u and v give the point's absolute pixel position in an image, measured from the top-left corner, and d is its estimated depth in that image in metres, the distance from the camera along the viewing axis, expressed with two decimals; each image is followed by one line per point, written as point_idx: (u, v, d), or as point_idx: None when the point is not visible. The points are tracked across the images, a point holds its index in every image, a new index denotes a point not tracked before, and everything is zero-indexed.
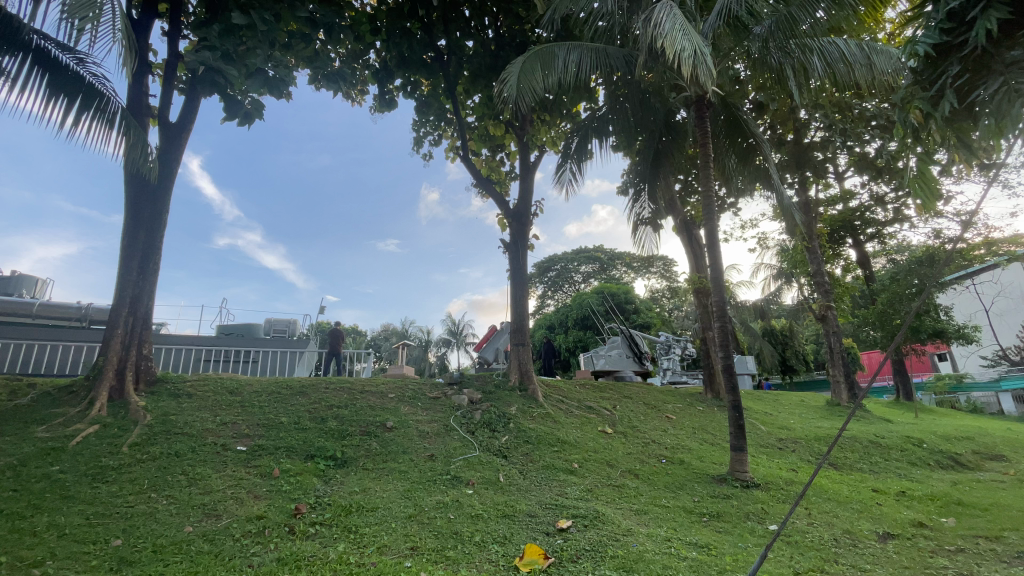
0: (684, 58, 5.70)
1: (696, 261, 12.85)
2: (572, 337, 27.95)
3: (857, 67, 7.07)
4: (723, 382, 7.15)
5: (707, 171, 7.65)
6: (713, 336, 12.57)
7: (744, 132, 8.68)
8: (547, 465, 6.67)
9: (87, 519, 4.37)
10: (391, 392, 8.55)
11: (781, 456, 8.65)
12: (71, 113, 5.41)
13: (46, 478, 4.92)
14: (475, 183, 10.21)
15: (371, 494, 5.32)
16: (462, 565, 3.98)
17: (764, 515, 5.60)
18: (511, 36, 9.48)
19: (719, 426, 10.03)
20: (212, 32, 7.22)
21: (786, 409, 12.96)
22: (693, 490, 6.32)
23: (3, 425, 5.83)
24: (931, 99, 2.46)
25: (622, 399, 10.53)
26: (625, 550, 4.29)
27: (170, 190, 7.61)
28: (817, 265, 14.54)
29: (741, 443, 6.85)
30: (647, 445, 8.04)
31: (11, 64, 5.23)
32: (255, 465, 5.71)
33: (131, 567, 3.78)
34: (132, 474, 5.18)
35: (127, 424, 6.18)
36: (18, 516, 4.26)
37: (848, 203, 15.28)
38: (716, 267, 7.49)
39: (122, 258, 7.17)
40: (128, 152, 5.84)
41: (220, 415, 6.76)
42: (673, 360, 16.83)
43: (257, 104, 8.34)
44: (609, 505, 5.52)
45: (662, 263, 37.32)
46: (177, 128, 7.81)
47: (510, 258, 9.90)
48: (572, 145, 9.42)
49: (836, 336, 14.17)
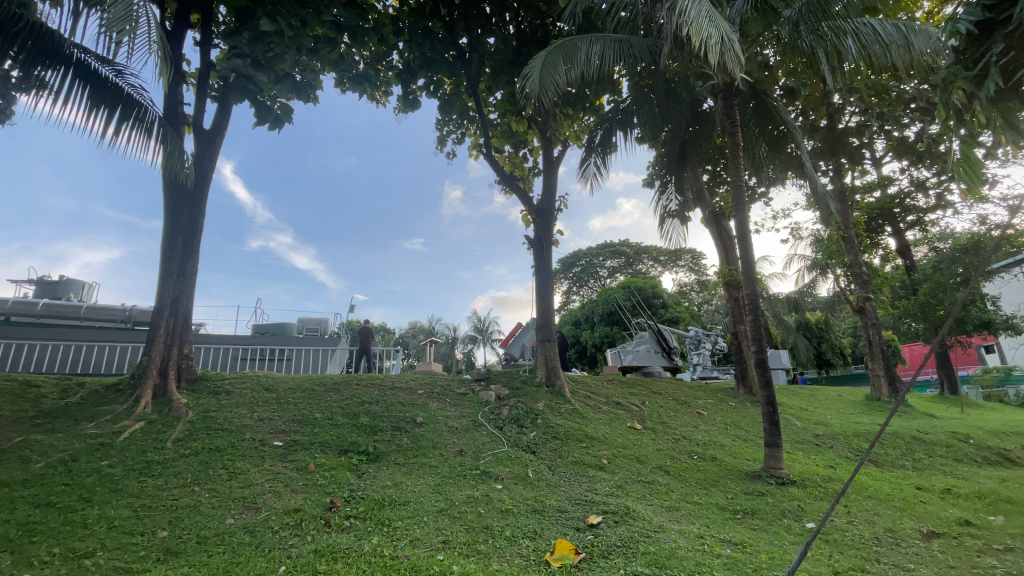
0: (711, 45, 5.56)
1: (726, 254, 12.56)
2: (598, 334, 27.70)
3: (894, 48, 6.76)
4: (756, 376, 6.98)
5: (736, 161, 7.44)
6: (745, 329, 12.28)
7: (775, 119, 8.41)
8: (577, 461, 6.65)
9: (135, 512, 4.58)
10: (420, 388, 8.68)
11: (818, 452, 8.40)
12: (112, 123, 5.66)
13: (96, 472, 5.18)
14: (499, 180, 10.21)
15: (403, 489, 5.40)
16: (493, 559, 4.02)
17: (801, 512, 5.44)
18: (532, 31, 9.44)
19: (752, 422, 9.81)
20: (242, 39, 7.46)
21: (823, 404, 12.56)
22: (725, 487, 6.19)
23: (57, 423, 6.17)
24: (974, 79, 2.33)
25: (651, 395, 10.41)
26: (657, 547, 4.24)
27: (206, 194, 7.86)
28: (853, 255, 14.01)
29: (775, 440, 6.69)
30: (677, 441, 7.93)
31: (54, 78, 5.53)
32: (291, 460, 5.89)
33: (177, 558, 3.95)
34: (175, 468, 5.41)
35: (171, 420, 6.46)
36: (71, 509, 4.50)
37: (886, 190, 14.62)
38: (747, 259, 7.31)
39: (162, 261, 7.48)
40: (166, 159, 6.07)
41: (257, 411, 6.99)
42: (703, 354, 16.55)
43: (286, 108, 8.54)
44: (641, 502, 5.46)
45: (690, 255, 36.77)
46: (211, 135, 8.06)
47: (535, 254, 9.88)
48: (596, 138, 9.34)
49: (875, 329, 13.60)
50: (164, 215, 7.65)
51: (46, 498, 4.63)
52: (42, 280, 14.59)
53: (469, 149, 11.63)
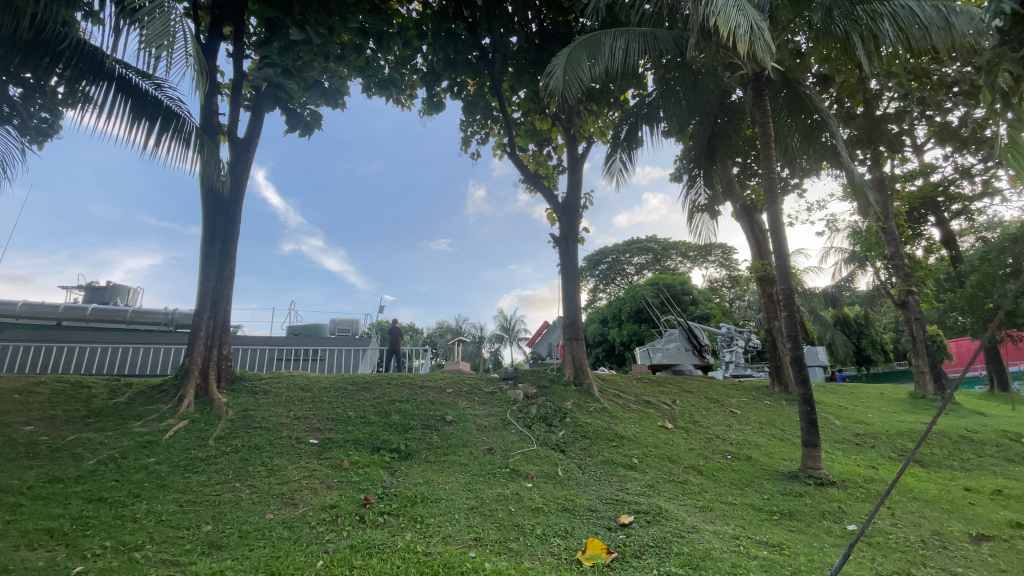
0: (740, 34, 5.41)
1: (758, 247, 12.24)
2: (627, 332, 27.41)
3: (935, 29, 6.40)
4: (792, 374, 6.78)
5: (768, 152, 7.23)
6: (779, 326, 11.94)
7: (808, 108, 8.13)
8: (607, 460, 6.59)
9: (181, 507, 4.79)
10: (449, 387, 8.76)
11: (859, 452, 8.10)
12: (152, 135, 5.93)
13: (144, 469, 5.43)
14: (524, 179, 10.20)
15: (434, 486, 5.48)
16: (525, 557, 4.04)
17: (842, 514, 5.27)
18: (555, 27, 9.39)
19: (789, 421, 9.51)
20: (272, 49, 7.74)
21: (863, 402, 12.11)
22: (761, 487, 6.04)
23: (107, 422, 6.49)
24: (1021, 60, 2.20)
25: (683, 393, 10.23)
26: (691, 547, 4.18)
27: (241, 201, 8.12)
28: (894, 247, 13.41)
29: (813, 439, 6.48)
30: (711, 441, 7.78)
31: (99, 93, 5.84)
32: (326, 457, 6.04)
33: (220, 551, 4.10)
34: (217, 465, 5.63)
35: (212, 419, 6.72)
36: (122, 504, 4.73)
37: (929, 177, 13.93)
38: (781, 253, 7.10)
39: (201, 266, 7.77)
40: (203, 168, 6.31)
41: (294, 410, 7.19)
42: (735, 352, 16.15)
43: (316, 115, 8.76)
44: (673, 502, 5.37)
45: (720, 251, 36.03)
46: (245, 143, 8.34)
47: (560, 253, 9.83)
48: (621, 133, 9.24)
49: (919, 323, 13.00)
50: (203, 222, 7.95)
51: (98, 493, 4.88)
52: (92, 286, 15.42)
53: (493, 148, 11.67)
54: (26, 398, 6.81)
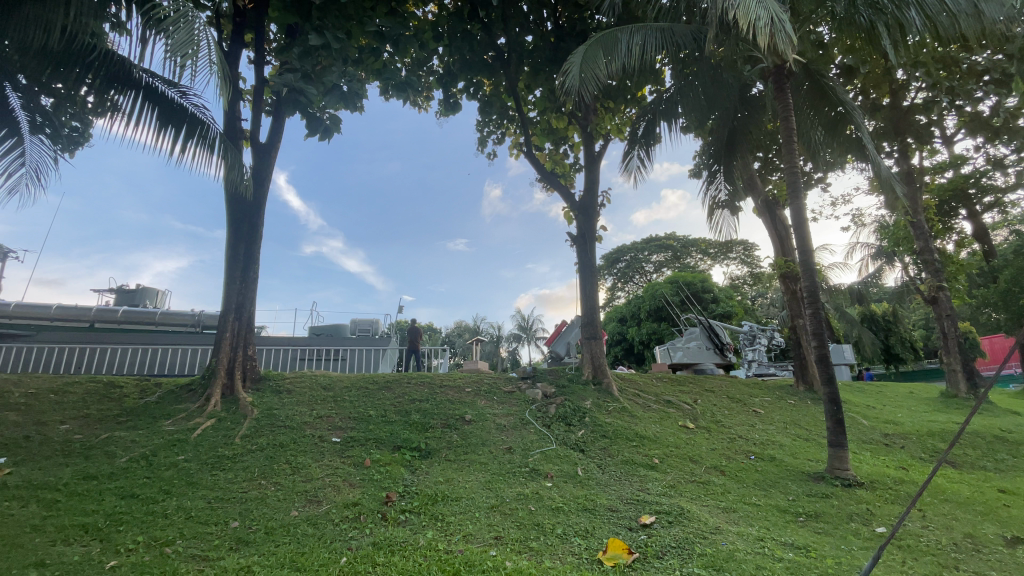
0: (759, 27, 5.31)
1: (781, 244, 12.01)
2: (645, 330, 27.17)
3: (963, 17, 6.21)
4: (818, 373, 6.63)
5: (790, 146, 7.09)
6: (804, 323, 11.68)
7: (832, 100, 7.94)
8: (627, 460, 6.54)
9: (209, 503, 4.92)
10: (468, 386, 8.82)
11: (887, 453, 7.88)
12: (178, 141, 6.08)
13: (174, 466, 5.60)
14: (540, 177, 10.19)
15: (455, 485, 5.51)
16: (546, 557, 4.03)
17: (870, 516, 5.13)
18: (571, 26, 9.35)
19: (814, 421, 9.31)
20: (293, 55, 7.96)
21: (891, 401, 11.78)
22: (787, 488, 5.93)
23: (138, 421, 6.69)
24: None
25: (704, 393, 10.10)
26: (714, 548, 4.13)
27: (264, 204, 8.30)
28: (924, 241, 12.97)
29: (840, 439, 6.34)
30: (733, 441, 7.64)
31: (127, 102, 6.04)
32: (348, 455, 6.14)
33: (248, 547, 4.20)
34: (244, 463, 5.75)
35: (238, 417, 6.88)
36: (153, 500, 4.88)
37: (960, 169, 13.46)
38: (805, 249, 6.95)
39: (227, 269, 7.97)
40: (227, 173, 6.43)
41: (316, 409, 7.33)
42: (758, 351, 15.86)
43: (335, 119, 8.88)
44: (695, 503, 5.31)
45: (741, 247, 35.57)
46: (267, 147, 8.51)
47: (578, 252, 9.79)
48: (639, 130, 9.16)
49: (950, 320, 12.60)
50: (227, 226, 8.13)
51: (131, 489, 5.04)
52: (122, 289, 15.92)
53: (509, 148, 11.70)
54: (62, 397, 7.08)
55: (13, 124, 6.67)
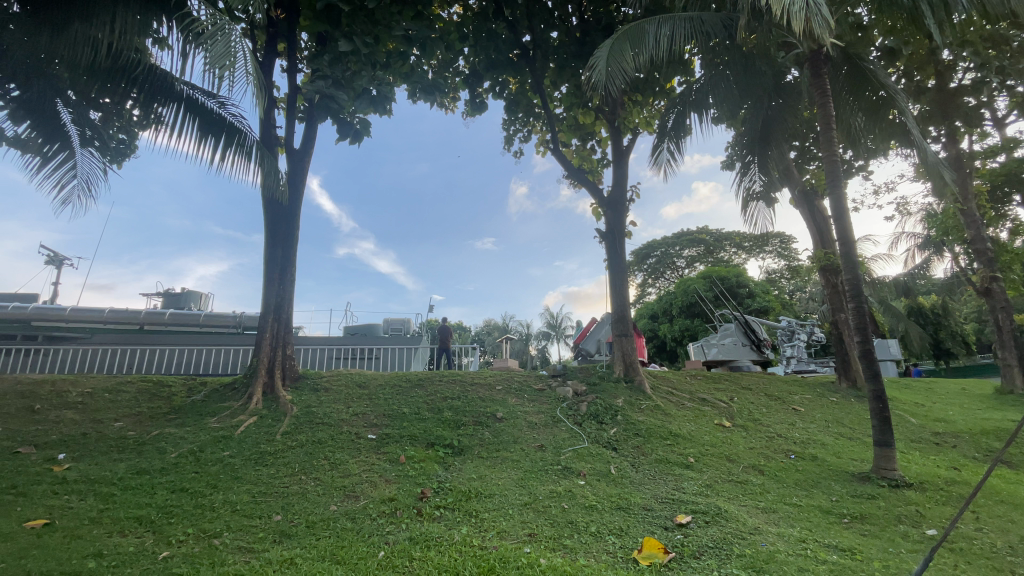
0: (794, 11, 5.12)
1: (821, 236, 11.61)
2: (678, 327, 26.67)
3: None
4: (862, 369, 6.38)
5: (828, 133, 6.83)
6: (846, 318, 11.27)
7: (873, 83, 7.59)
8: (661, 459, 6.45)
9: (253, 497, 5.12)
10: (499, 384, 8.88)
11: (937, 452, 7.51)
12: (218, 150, 6.33)
13: (219, 462, 5.85)
14: (567, 174, 10.12)
15: (488, 481, 5.57)
16: (580, 554, 4.02)
17: (920, 518, 4.90)
18: (597, 19, 9.22)
19: (858, 419, 8.96)
20: (323, 62, 8.13)
21: (942, 399, 11.19)
22: (830, 488, 5.74)
23: (185, 418, 7.02)
24: None
25: (740, 390, 9.85)
26: (754, 549, 4.03)
27: (300, 209, 8.55)
28: (975, 230, 12.29)
29: (887, 439, 6.08)
30: (771, 440, 7.42)
31: (170, 115, 6.33)
32: (384, 452, 6.27)
33: (290, 539, 4.35)
34: (285, 459, 5.96)
35: (279, 415, 7.12)
36: (201, 494, 5.12)
37: (1013, 153, 12.66)
38: (846, 240, 6.69)
39: (266, 271, 8.26)
40: (264, 180, 6.64)
41: (352, 406, 7.51)
42: (797, 347, 15.34)
43: (365, 123, 9.06)
44: (732, 502, 5.19)
45: (778, 240, 34.74)
46: (301, 153, 8.76)
47: (607, 247, 9.70)
48: (668, 122, 8.98)
49: (1005, 312, 12.06)
50: (265, 230, 8.40)
51: (180, 483, 5.30)
52: (169, 293, 16.74)
53: (536, 146, 11.66)
54: (116, 396, 7.48)
55: (64, 138, 7.11)
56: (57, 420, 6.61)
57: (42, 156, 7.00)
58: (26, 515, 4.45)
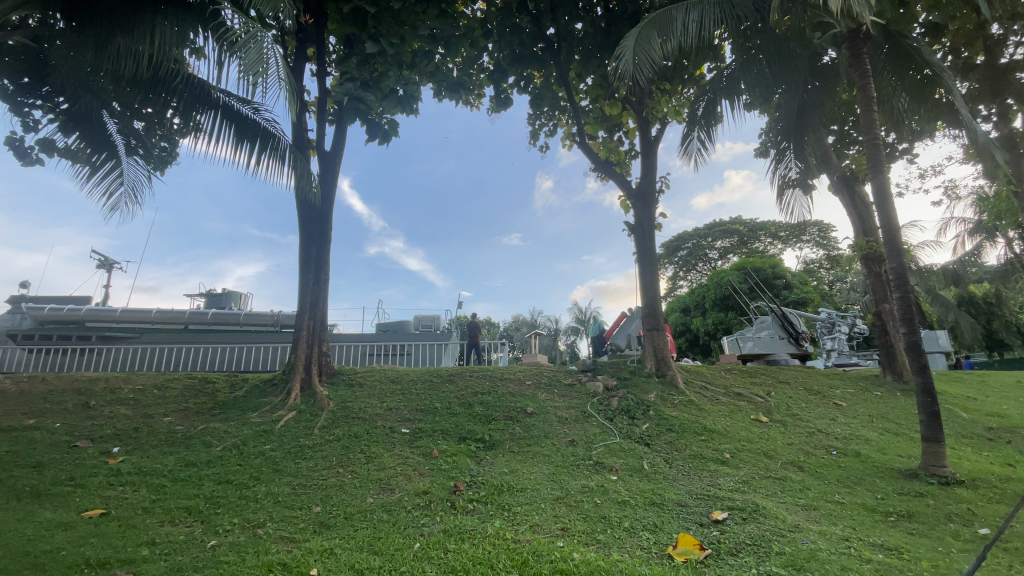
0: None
1: (862, 223, 11.12)
2: (711, 321, 26.07)
3: None
4: (908, 362, 6.08)
5: (869, 116, 6.52)
6: (891, 309, 10.75)
7: (917, 61, 7.20)
8: (695, 455, 6.34)
9: (293, 489, 5.30)
10: (529, 379, 8.90)
11: (991, 449, 7.11)
12: (253, 154, 6.54)
13: (262, 455, 6.08)
14: (594, 167, 10.01)
15: (520, 476, 5.60)
16: (613, 549, 4.01)
17: (973, 517, 4.67)
18: (622, 8, 9.02)
19: (905, 414, 8.57)
20: (351, 64, 8.26)
21: (997, 392, 10.57)
22: (874, 486, 5.52)
23: (229, 413, 7.32)
24: None
25: (777, 384, 9.59)
26: (794, 547, 3.93)
27: (332, 209, 8.76)
28: None
29: (936, 434, 5.79)
30: (812, 435, 7.20)
31: (209, 122, 6.58)
32: (416, 446, 6.38)
33: (329, 529, 4.50)
34: (323, 453, 6.14)
35: (316, 410, 7.34)
36: (245, 485, 5.34)
37: None
38: (890, 227, 6.38)
39: (301, 270, 8.50)
40: (297, 181, 6.82)
41: (386, 401, 7.68)
42: (838, 339, 14.80)
43: (393, 123, 9.19)
44: (770, 499, 5.07)
45: (816, 228, 33.53)
46: (332, 155, 8.96)
47: (636, 240, 9.56)
48: (698, 110, 8.78)
49: None
50: (300, 231, 8.64)
51: (226, 476, 5.54)
52: (211, 293, 17.49)
53: (562, 139, 11.59)
54: (164, 392, 7.87)
55: (111, 147, 7.42)
56: (112, 415, 7.00)
57: (91, 165, 7.32)
58: (84, 505, 4.74)
